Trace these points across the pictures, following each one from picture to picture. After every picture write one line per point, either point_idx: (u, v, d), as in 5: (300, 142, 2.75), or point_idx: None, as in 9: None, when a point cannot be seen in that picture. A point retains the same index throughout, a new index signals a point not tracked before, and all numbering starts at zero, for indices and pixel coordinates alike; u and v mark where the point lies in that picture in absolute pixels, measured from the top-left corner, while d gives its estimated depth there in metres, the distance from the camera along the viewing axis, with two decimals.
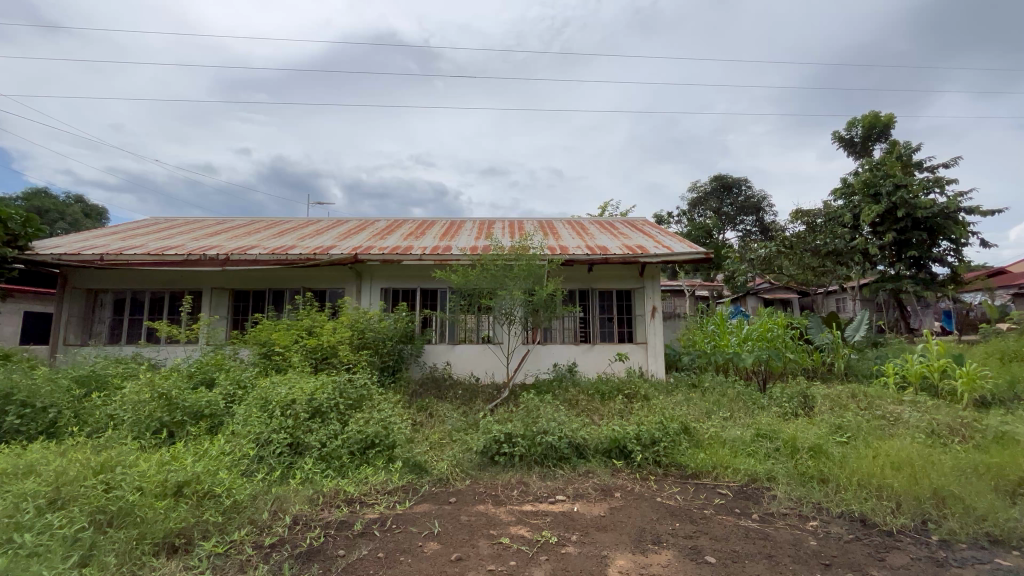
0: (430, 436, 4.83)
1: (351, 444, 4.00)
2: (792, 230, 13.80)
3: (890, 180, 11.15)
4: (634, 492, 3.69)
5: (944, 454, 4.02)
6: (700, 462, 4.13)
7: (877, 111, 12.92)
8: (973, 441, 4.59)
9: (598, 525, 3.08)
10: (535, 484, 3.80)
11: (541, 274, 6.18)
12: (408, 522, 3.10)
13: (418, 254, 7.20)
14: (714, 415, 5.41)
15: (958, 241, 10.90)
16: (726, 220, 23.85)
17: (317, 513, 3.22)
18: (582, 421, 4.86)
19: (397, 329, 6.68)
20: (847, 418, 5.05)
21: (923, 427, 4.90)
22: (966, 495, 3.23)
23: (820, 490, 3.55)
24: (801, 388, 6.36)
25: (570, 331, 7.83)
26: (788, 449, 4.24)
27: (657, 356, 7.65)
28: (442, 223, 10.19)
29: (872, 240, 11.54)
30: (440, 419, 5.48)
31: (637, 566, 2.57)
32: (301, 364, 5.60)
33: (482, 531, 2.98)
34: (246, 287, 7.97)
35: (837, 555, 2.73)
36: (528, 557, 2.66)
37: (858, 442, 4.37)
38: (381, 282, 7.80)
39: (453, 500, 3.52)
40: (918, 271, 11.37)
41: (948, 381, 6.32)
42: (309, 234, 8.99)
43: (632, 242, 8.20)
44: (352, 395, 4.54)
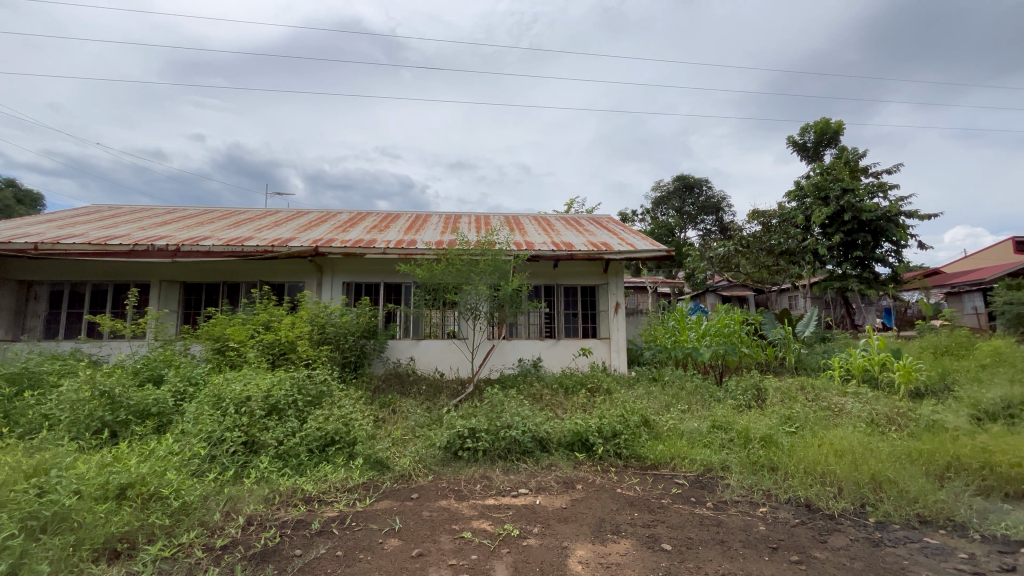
0: (393, 432, 4.78)
1: (309, 442, 3.90)
2: (749, 230, 14.37)
3: (839, 184, 11.78)
4: (595, 484, 3.75)
5: (881, 441, 4.30)
6: (659, 453, 4.26)
7: (827, 118, 13.58)
8: (908, 429, 4.92)
9: (559, 517, 3.12)
10: (498, 478, 3.82)
11: (507, 269, 6.18)
12: (368, 520, 3.05)
13: (382, 248, 7.06)
14: (673, 408, 5.59)
15: (899, 243, 11.63)
16: (687, 219, 24.57)
17: (272, 512, 3.13)
18: (546, 415, 4.92)
19: (359, 324, 6.54)
20: (796, 409, 5.32)
21: (864, 416, 5.22)
22: (901, 479, 3.45)
23: (770, 478, 3.72)
24: (755, 381, 6.65)
25: (535, 326, 7.89)
26: (741, 440, 4.43)
27: (620, 350, 7.84)
28: (408, 216, 10.04)
29: (822, 240, 12.18)
30: (402, 414, 5.42)
31: (597, 556, 2.62)
32: (258, 360, 5.41)
33: (443, 526, 2.97)
34: (198, 280, 7.61)
35: (784, 538, 2.88)
36: (490, 551, 2.66)
37: (805, 432, 4.60)
38: (344, 276, 7.61)
39: (415, 495, 3.49)
40: (863, 270, 12.06)
41: (887, 374, 6.75)
42: (267, 225, 8.66)
43: (597, 239, 8.32)
44: (312, 391, 4.42)
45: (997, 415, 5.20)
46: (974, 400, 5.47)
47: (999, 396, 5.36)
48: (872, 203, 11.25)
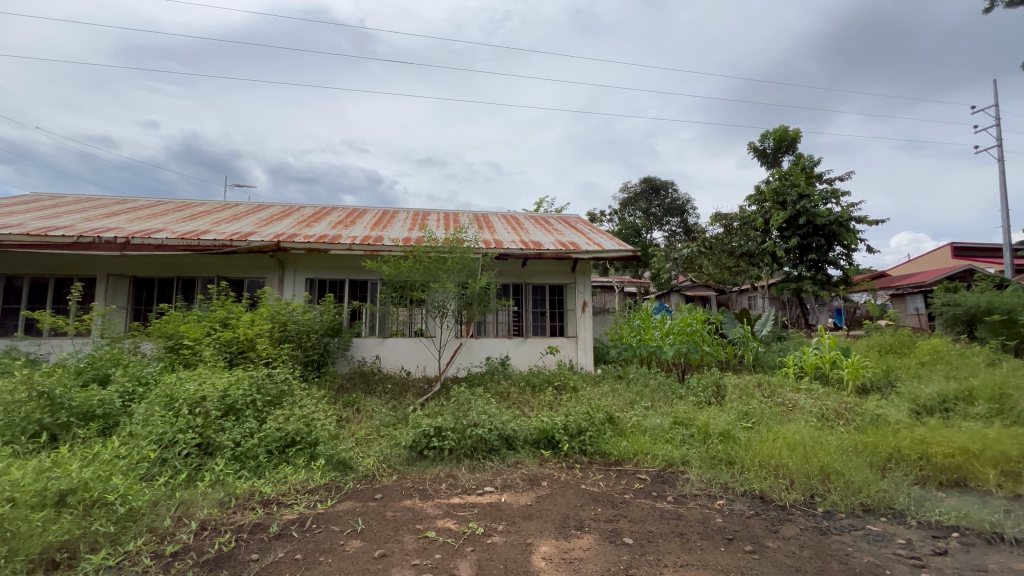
0: (357, 432, 4.68)
1: (268, 443, 3.78)
2: (711, 232, 14.84)
3: (795, 189, 12.30)
4: (560, 481, 3.80)
5: (830, 435, 4.53)
6: (622, 450, 4.34)
7: (785, 126, 14.16)
8: (855, 423, 5.20)
9: (524, 514, 3.14)
10: (464, 477, 3.81)
11: (475, 267, 6.17)
12: (330, 522, 2.99)
13: (347, 244, 6.91)
14: (637, 405, 5.71)
15: (849, 247, 12.23)
16: (653, 220, 25.15)
17: (227, 517, 3.02)
18: (513, 413, 4.94)
19: (323, 321, 6.38)
20: (753, 405, 5.54)
21: (815, 411, 5.49)
22: (847, 471, 3.64)
23: (727, 472, 3.85)
24: (716, 379, 6.87)
25: (503, 324, 7.91)
26: (701, 435, 4.58)
27: (587, 349, 7.94)
28: (375, 212, 9.87)
29: (780, 243, 12.67)
30: (367, 414, 5.32)
31: (560, 552, 2.66)
32: (214, 358, 5.19)
33: (407, 526, 2.94)
34: (150, 275, 7.24)
35: (738, 529, 2.99)
36: (454, 549, 2.66)
37: (761, 427, 4.80)
38: (307, 272, 7.40)
39: (379, 496, 3.44)
40: (817, 272, 12.62)
41: (837, 370, 7.12)
42: (225, 218, 8.32)
43: (565, 238, 8.40)
44: (271, 391, 4.28)
45: (934, 409, 5.57)
46: (913, 395, 5.83)
47: (936, 392, 5.74)
48: (826, 209, 11.79)
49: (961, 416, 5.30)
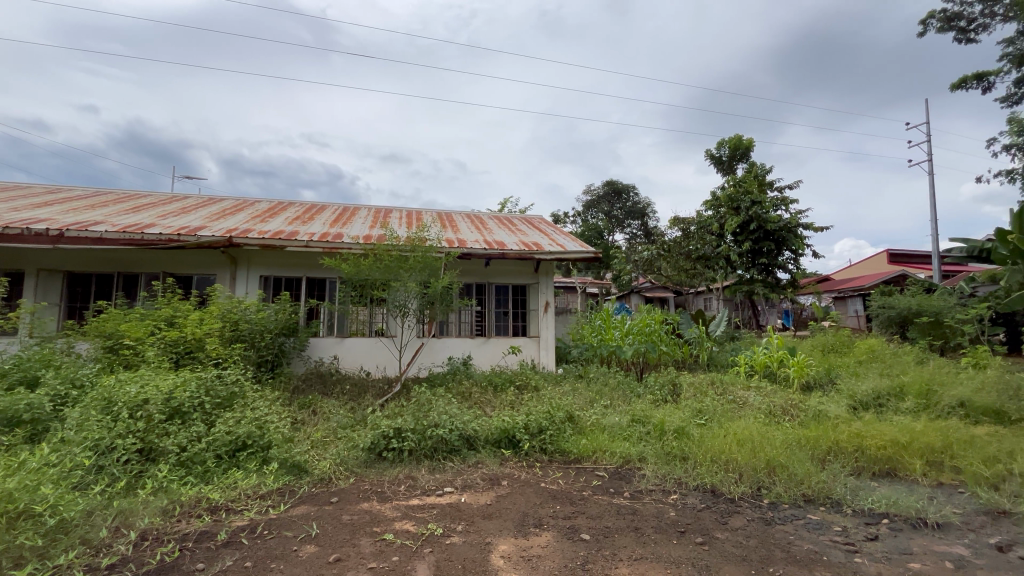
0: (313, 434, 4.55)
1: (217, 447, 3.62)
2: (670, 235, 15.29)
3: (748, 196, 12.88)
4: (520, 480, 3.82)
5: (776, 430, 4.77)
6: (581, 448, 4.42)
7: (740, 135, 14.81)
8: (799, 418, 5.50)
9: (484, 514, 3.15)
10: (423, 478, 3.77)
11: (437, 267, 6.11)
12: (283, 527, 2.89)
13: (305, 240, 6.71)
14: (596, 403, 5.83)
15: (797, 251, 12.90)
16: (615, 223, 25.71)
17: (170, 526, 2.86)
18: (474, 413, 4.94)
19: (278, 320, 6.16)
20: (707, 403, 5.77)
21: (763, 408, 5.77)
22: (790, 464, 3.85)
23: (681, 467, 3.99)
24: (672, 377, 7.11)
25: (466, 324, 7.89)
26: (657, 432, 4.73)
27: (548, 348, 8.03)
28: (334, 208, 9.61)
29: (733, 247, 13.21)
30: (324, 416, 5.18)
31: (519, 550, 2.68)
32: (158, 359, 4.92)
33: (364, 529, 2.88)
34: (87, 270, 6.78)
35: (690, 522, 3.11)
36: (412, 551, 2.63)
37: (713, 424, 5.00)
38: (261, 270, 7.11)
39: (335, 499, 3.35)
40: (767, 276, 13.23)
41: (783, 369, 7.51)
42: (172, 212, 7.89)
43: (528, 239, 8.44)
44: (222, 393, 4.10)
45: (870, 404, 5.96)
46: (851, 391, 6.22)
47: (871, 389, 6.15)
48: (776, 215, 12.41)
49: (893, 410, 5.71)
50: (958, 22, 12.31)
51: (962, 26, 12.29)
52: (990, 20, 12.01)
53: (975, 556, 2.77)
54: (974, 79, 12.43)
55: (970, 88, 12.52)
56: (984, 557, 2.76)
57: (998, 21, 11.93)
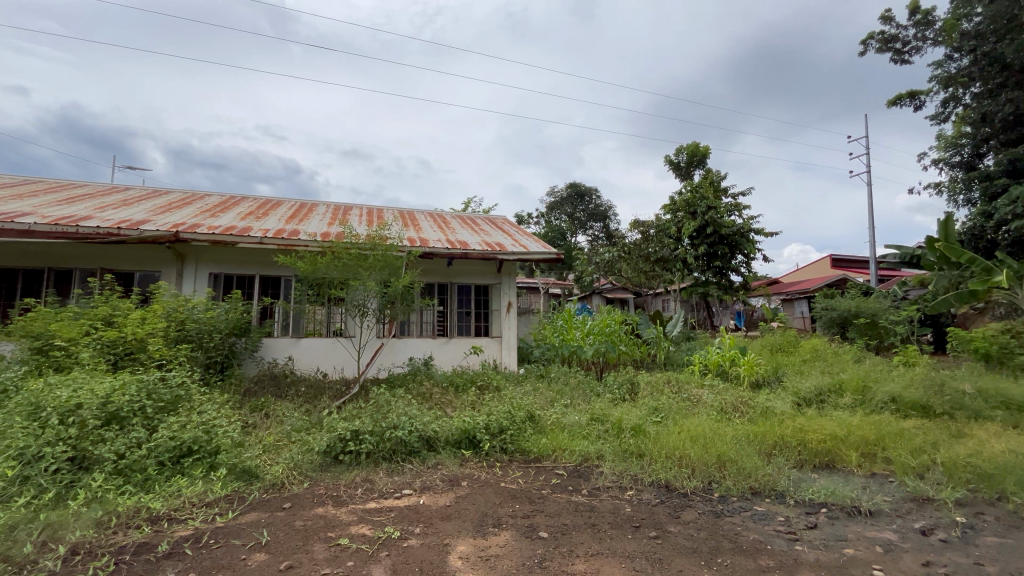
0: (264, 438, 4.38)
1: (160, 453, 3.44)
2: (630, 238, 15.64)
3: (704, 202, 13.36)
4: (479, 480, 3.82)
5: (727, 426, 4.99)
6: (541, 447, 4.46)
7: (697, 142, 15.36)
8: (748, 415, 5.76)
9: (442, 515, 3.12)
10: (381, 481, 3.70)
11: (398, 266, 6.01)
12: (230, 535, 2.77)
13: (258, 237, 6.46)
14: (557, 403, 5.90)
15: (748, 255, 13.51)
16: (578, 225, 26.10)
17: (105, 538, 2.69)
18: (435, 414, 4.89)
19: (229, 320, 5.85)
20: (663, 401, 5.95)
21: (716, 405, 6.01)
22: (739, 458, 4.03)
23: (638, 464, 4.10)
24: (630, 376, 7.31)
25: (428, 324, 7.80)
26: (615, 430, 4.84)
27: (510, 349, 8.06)
28: (291, 204, 9.29)
29: (690, 250, 13.67)
30: (277, 419, 5.00)
31: (477, 550, 2.68)
32: (94, 360, 4.61)
33: (317, 534, 2.81)
34: (13, 265, 6.26)
35: (645, 517, 3.20)
36: (367, 556, 2.58)
37: (668, 421, 5.17)
38: (211, 267, 6.79)
39: (287, 505, 3.24)
40: (722, 278, 13.77)
41: (735, 367, 7.84)
42: (112, 204, 7.40)
43: (491, 239, 8.44)
44: (165, 396, 3.89)
45: (812, 400, 6.32)
46: (796, 389, 6.58)
47: (814, 386, 6.52)
48: (730, 220, 12.95)
49: (832, 406, 6.08)
50: (894, 44, 13.24)
51: (898, 48, 13.23)
52: (921, 44, 12.98)
53: (902, 540, 2.99)
54: (908, 97, 13.40)
55: (904, 105, 13.48)
56: (909, 541, 2.98)
57: (929, 44, 12.90)
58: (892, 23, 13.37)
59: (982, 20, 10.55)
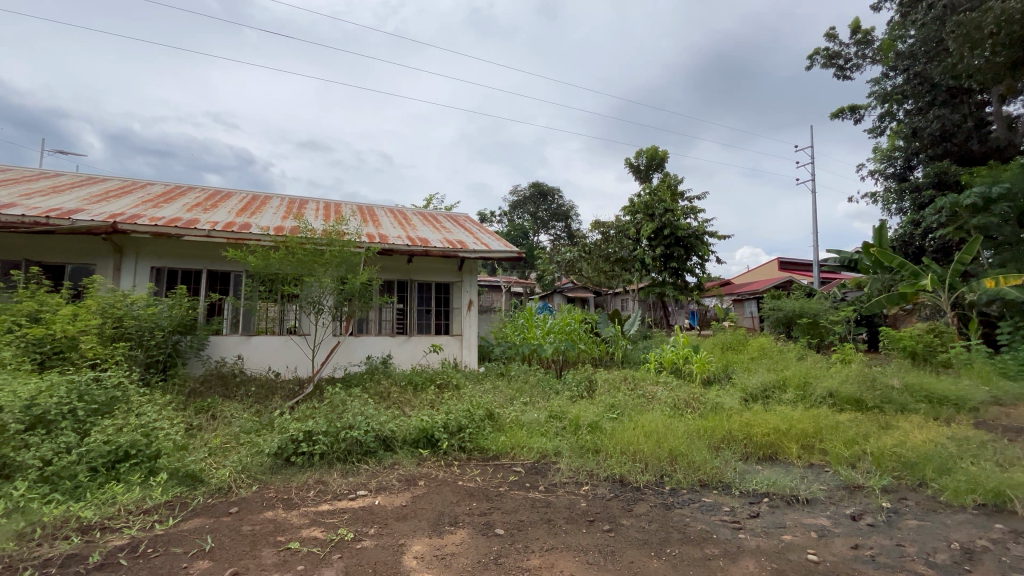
0: (210, 441, 4.18)
1: (93, 459, 3.23)
2: (591, 238, 15.91)
3: (662, 204, 13.78)
4: (437, 479, 3.79)
5: (680, 422, 5.18)
6: (500, 444, 4.49)
7: (656, 146, 15.82)
8: (699, 410, 6.00)
9: (398, 516, 3.09)
10: (335, 482, 3.61)
11: (355, 262, 5.85)
12: (171, 543, 2.64)
13: (205, 230, 6.15)
14: (516, 400, 5.95)
15: (702, 257, 14.03)
16: (540, 224, 26.30)
17: (27, 550, 2.50)
18: (393, 413, 4.82)
19: (172, 318, 5.58)
20: (619, 398, 6.11)
21: (669, 401, 6.22)
22: (689, 452, 4.19)
23: (594, 459, 4.18)
24: (589, 374, 7.46)
25: (387, 322, 7.68)
26: (573, 427, 4.93)
27: (471, 347, 8.04)
28: (242, 196, 8.90)
29: (648, 251, 14.07)
30: (224, 420, 4.79)
31: (432, 549, 2.66)
32: (16, 360, 4.26)
33: (266, 539, 2.71)
34: None
35: (599, 511, 3.28)
36: (319, 559, 2.51)
37: (623, 417, 5.31)
38: (153, 261, 6.40)
39: (234, 510, 3.11)
40: (678, 279, 14.24)
41: (688, 365, 8.14)
42: (40, 191, 6.85)
43: (452, 236, 8.38)
44: (99, 398, 3.65)
45: (758, 396, 6.65)
46: (744, 385, 6.91)
47: (760, 382, 6.86)
48: (686, 223, 13.42)
49: (776, 401, 6.43)
50: (837, 61, 14.09)
51: (840, 64, 14.08)
52: (862, 61, 13.87)
53: (835, 526, 3.20)
54: (849, 111, 14.29)
55: (845, 118, 14.37)
56: (841, 526, 3.20)
57: (868, 62, 13.81)
58: (836, 41, 14.23)
59: (914, 42, 11.29)
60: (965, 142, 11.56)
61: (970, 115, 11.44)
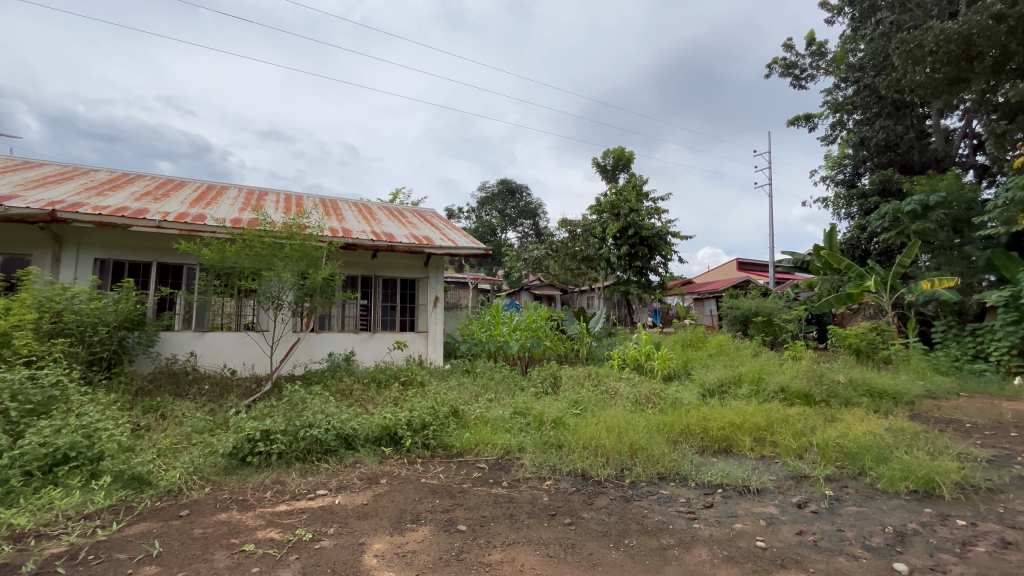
0: (159, 441, 3.99)
1: (27, 463, 3.04)
2: (558, 236, 16.06)
3: (628, 204, 14.06)
4: (400, 477, 3.76)
5: (641, 416, 5.32)
6: (464, 441, 4.49)
7: (622, 147, 16.12)
8: (659, 405, 6.17)
9: (359, 514, 3.05)
10: (293, 482, 3.53)
11: (318, 257, 5.70)
12: (114, 549, 2.51)
13: (156, 220, 5.85)
14: (481, 397, 5.96)
15: (666, 257, 14.43)
16: (508, 221, 26.35)
17: None
18: (355, 411, 4.75)
19: (118, 312, 5.29)
20: (582, 394, 6.21)
21: (632, 397, 6.38)
22: (648, 446, 4.32)
23: (557, 455, 4.24)
24: (554, 370, 7.55)
25: (350, 318, 7.54)
26: (537, 423, 4.99)
27: (436, 344, 8.00)
28: (196, 185, 8.51)
29: (613, 249, 14.34)
30: (175, 419, 4.58)
31: (393, 547, 2.64)
32: None
33: (218, 542, 2.62)
34: None
35: (561, 505, 3.33)
36: (275, 560, 2.45)
37: (586, 413, 5.41)
38: (96, 252, 6.04)
39: (185, 513, 2.99)
40: (642, 277, 14.58)
41: (650, 361, 8.36)
42: None
43: (418, 232, 8.28)
44: (35, 398, 3.44)
45: (716, 391, 6.91)
46: (702, 381, 7.15)
47: (717, 378, 7.13)
48: (650, 223, 13.76)
49: (731, 396, 6.69)
50: (793, 70, 14.73)
51: (796, 74, 14.73)
52: (816, 72, 14.55)
53: (782, 513, 3.38)
54: (804, 119, 14.98)
55: (801, 126, 15.05)
56: (787, 513, 3.38)
57: (822, 73, 14.50)
58: (793, 51, 14.87)
59: (864, 56, 11.94)
60: (908, 152, 12.33)
61: (912, 127, 12.23)
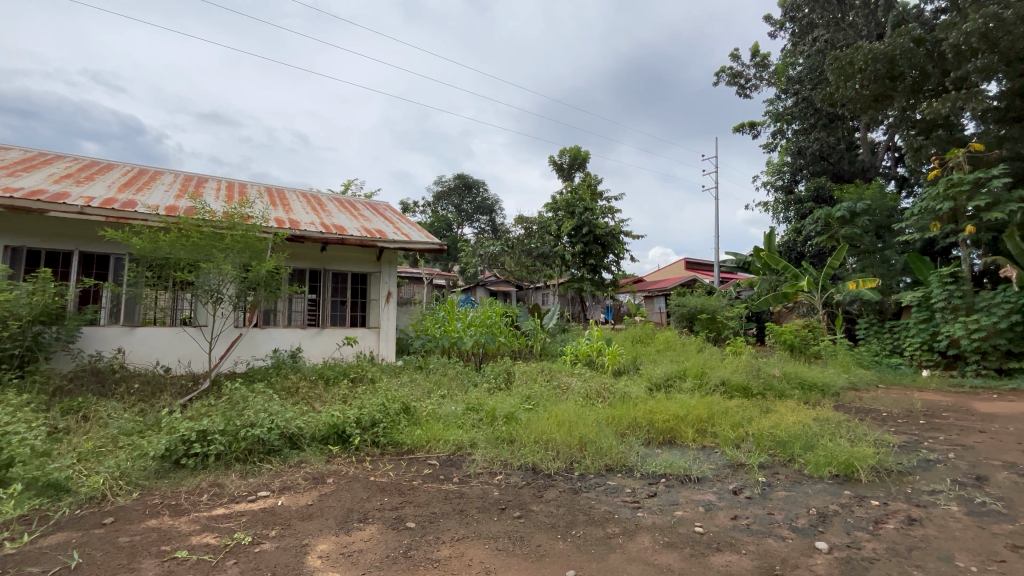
0: (80, 445, 3.69)
1: None
2: (515, 232, 16.09)
3: (582, 203, 14.31)
4: (347, 476, 3.68)
5: (591, 411, 5.47)
6: (415, 438, 4.43)
7: (578, 147, 16.42)
8: (608, 399, 6.36)
9: (303, 515, 2.96)
10: (232, 484, 3.37)
11: (262, 249, 5.44)
12: (26, 562, 2.31)
13: (78, 206, 5.39)
14: (433, 394, 5.90)
15: (618, 255, 14.84)
16: (464, 216, 26.21)
17: None
18: (300, 409, 4.58)
19: (32, 306, 4.83)
20: (535, 389, 6.30)
21: (583, 391, 6.53)
22: (596, 439, 4.43)
23: (508, 449, 4.28)
24: (507, 366, 7.59)
25: (298, 314, 7.27)
26: (489, 418, 5.01)
27: (388, 340, 7.85)
28: (126, 169, 7.91)
29: (568, 247, 14.51)
30: (100, 421, 4.25)
31: (338, 548, 2.58)
32: None
33: (147, 550, 2.47)
34: None
35: (510, 499, 3.37)
36: (211, 566, 2.34)
37: (538, 408, 5.49)
38: (6, 239, 5.49)
39: (110, 520, 2.79)
40: (595, 275, 14.89)
41: (601, 357, 8.57)
42: None
43: (370, 225, 8.07)
44: None
45: (662, 385, 7.19)
46: (650, 375, 7.43)
47: (664, 373, 7.42)
48: (603, 223, 14.08)
49: (676, 389, 6.99)
50: (740, 80, 15.48)
51: (742, 83, 15.50)
52: (759, 82, 15.36)
53: (719, 500, 3.57)
54: (748, 126, 15.79)
55: (745, 133, 15.86)
56: (723, 500, 3.58)
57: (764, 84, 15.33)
58: (739, 61, 15.63)
59: (802, 69, 12.73)
60: (839, 162, 13.25)
61: (842, 139, 13.17)
